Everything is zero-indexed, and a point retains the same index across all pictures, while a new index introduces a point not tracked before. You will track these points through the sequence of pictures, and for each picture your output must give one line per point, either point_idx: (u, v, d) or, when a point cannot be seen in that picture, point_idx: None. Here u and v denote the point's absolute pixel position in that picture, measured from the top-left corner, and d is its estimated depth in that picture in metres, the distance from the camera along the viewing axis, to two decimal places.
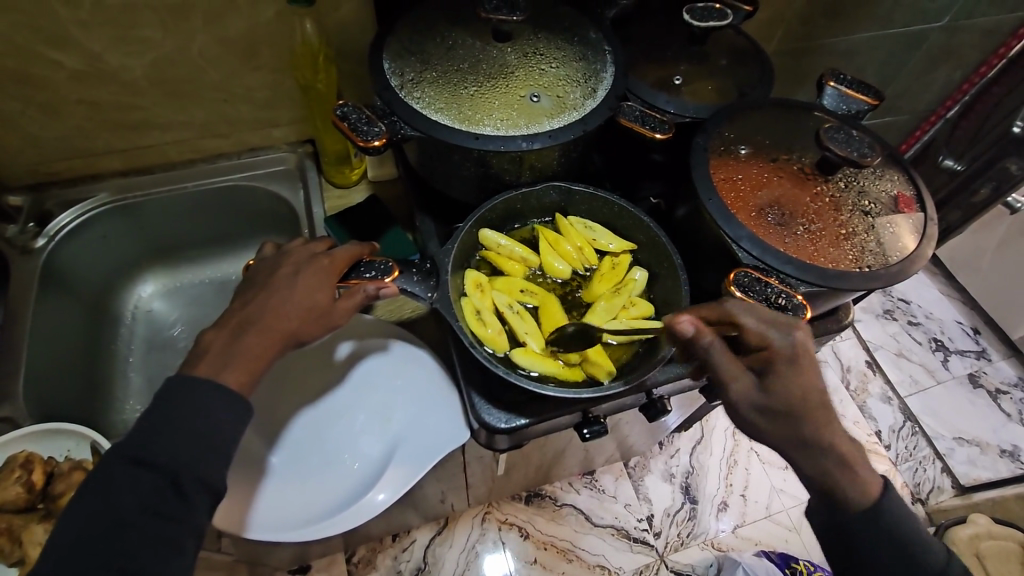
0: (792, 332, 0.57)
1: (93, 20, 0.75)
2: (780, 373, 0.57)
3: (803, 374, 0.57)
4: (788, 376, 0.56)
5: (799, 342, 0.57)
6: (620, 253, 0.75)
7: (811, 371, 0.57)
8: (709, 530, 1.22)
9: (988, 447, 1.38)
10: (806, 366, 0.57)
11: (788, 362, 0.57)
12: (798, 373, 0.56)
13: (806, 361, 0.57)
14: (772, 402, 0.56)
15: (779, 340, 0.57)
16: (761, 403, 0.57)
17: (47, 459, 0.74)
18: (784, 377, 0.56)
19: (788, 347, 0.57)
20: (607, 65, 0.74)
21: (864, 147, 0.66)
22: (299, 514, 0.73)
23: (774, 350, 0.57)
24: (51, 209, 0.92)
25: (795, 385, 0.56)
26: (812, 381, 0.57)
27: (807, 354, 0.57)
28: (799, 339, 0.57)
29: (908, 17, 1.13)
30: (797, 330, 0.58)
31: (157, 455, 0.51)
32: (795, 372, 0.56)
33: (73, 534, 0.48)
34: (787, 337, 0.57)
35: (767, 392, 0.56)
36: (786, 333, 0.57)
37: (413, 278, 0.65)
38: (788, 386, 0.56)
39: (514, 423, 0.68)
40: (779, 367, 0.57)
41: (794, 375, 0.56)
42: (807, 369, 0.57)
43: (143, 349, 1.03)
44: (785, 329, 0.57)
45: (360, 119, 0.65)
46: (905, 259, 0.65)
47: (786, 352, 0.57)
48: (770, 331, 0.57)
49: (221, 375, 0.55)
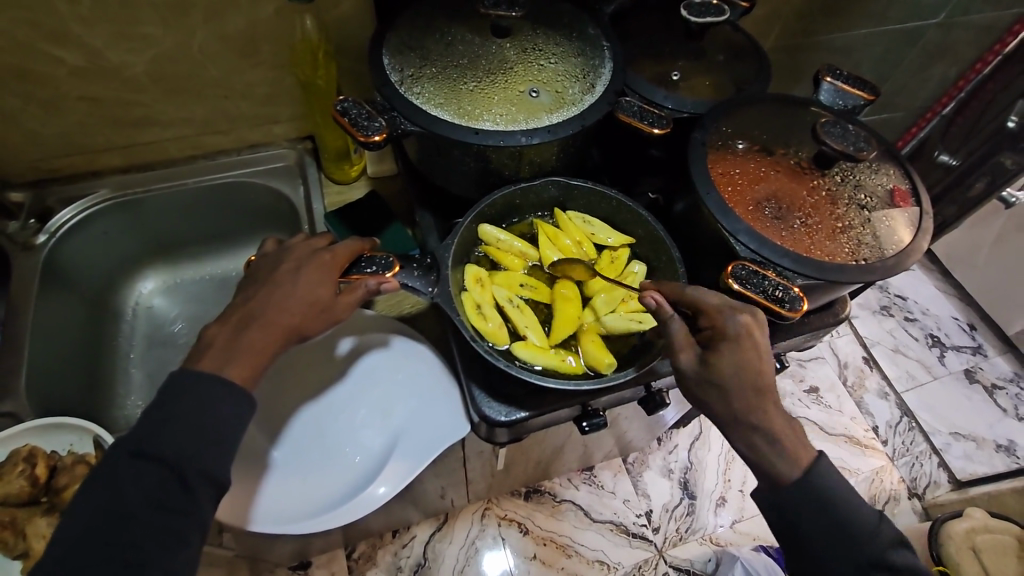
0: (741, 315, 0.59)
1: (94, 16, 0.75)
2: (721, 351, 0.57)
3: (743, 356, 0.57)
4: (727, 355, 0.57)
5: (741, 323, 0.58)
6: (618, 247, 0.75)
7: (751, 354, 0.57)
8: (708, 525, 1.22)
9: (984, 442, 1.39)
10: (746, 349, 0.57)
11: (732, 343, 0.58)
12: (737, 353, 0.57)
13: (747, 343, 0.58)
14: (710, 378, 0.57)
15: (726, 320, 0.59)
16: (701, 377, 0.57)
17: (50, 453, 0.74)
18: (724, 354, 0.57)
19: (730, 327, 0.58)
20: (606, 61, 0.75)
21: (860, 141, 0.67)
22: (300, 508, 0.73)
23: (720, 329, 0.59)
24: (52, 205, 0.93)
25: (733, 364, 0.57)
26: (752, 362, 0.57)
27: (750, 338, 0.58)
28: (744, 322, 0.58)
29: (904, 14, 1.14)
30: (744, 314, 0.59)
31: (162, 449, 0.51)
32: (735, 352, 0.57)
33: (81, 526, 0.49)
34: (732, 319, 0.59)
35: (708, 367, 0.57)
36: (733, 315, 0.59)
37: (413, 273, 0.65)
38: (727, 365, 0.57)
39: (514, 416, 0.69)
40: (721, 345, 0.58)
41: (733, 355, 0.57)
42: (747, 351, 0.57)
43: (144, 345, 1.03)
44: (732, 312, 0.59)
45: (360, 114, 0.66)
46: (900, 252, 0.66)
47: (729, 332, 0.58)
48: (719, 312, 0.59)
49: (223, 370, 0.56)
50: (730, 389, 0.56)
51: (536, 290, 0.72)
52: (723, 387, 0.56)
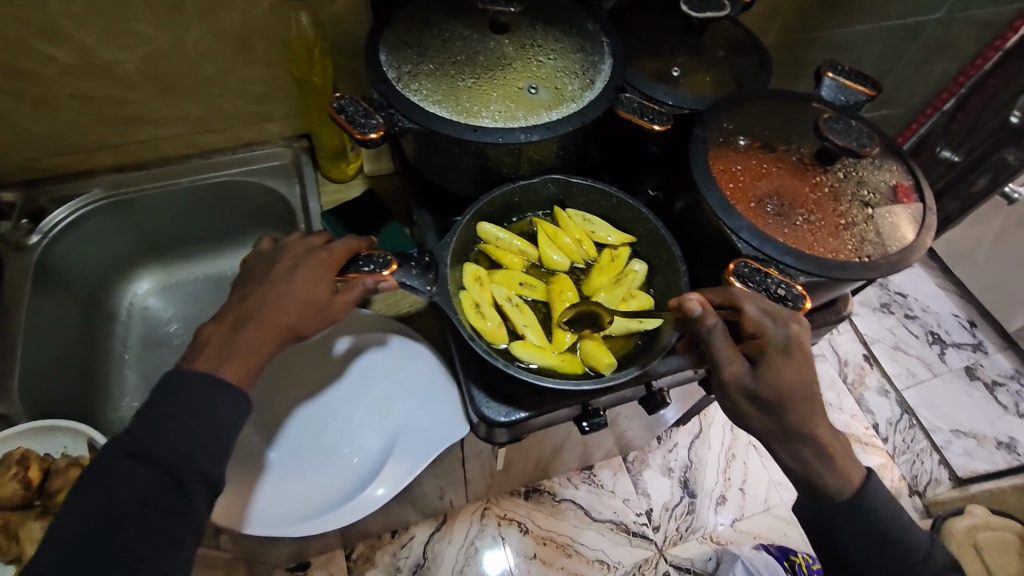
0: (789, 324, 0.57)
1: (86, 12, 0.74)
2: (773, 362, 0.56)
3: (794, 368, 0.57)
4: (780, 368, 0.56)
5: (792, 335, 0.57)
6: (619, 245, 0.74)
7: (801, 365, 0.57)
8: (708, 524, 1.22)
9: (985, 439, 1.39)
10: (798, 360, 0.57)
11: (781, 354, 0.57)
12: (790, 366, 0.56)
13: (797, 354, 0.57)
14: (762, 393, 0.56)
15: (774, 330, 0.57)
16: (752, 391, 0.56)
17: (43, 456, 0.73)
18: (777, 368, 0.56)
19: (782, 340, 0.57)
20: (605, 57, 0.74)
21: (863, 137, 0.66)
22: (297, 510, 0.72)
23: (769, 341, 0.57)
24: (44, 205, 0.92)
25: (786, 377, 0.56)
26: (803, 373, 0.57)
27: (800, 349, 0.57)
28: (794, 333, 0.57)
29: (904, 10, 1.13)
30: (793, 324, 0.57)
31: (156, 449, 0.51)
32: (786, 364, 0.56)
33: (74, 529, 0.48)
34: (783, 330, 0.57)
35: (759, 379, 0.56)
36: (782, 325, 0.57)
37: (412, 271, 0.64)
38: (780, 379, 0.56)
39: (514, 417, 0.68)
40: (772, 356, 0.56)
41: (786, 368, 0.56)
42: (798, 362, 0.57)
43: (139, 346, 1.02)
44: (782, 322, 0.57)
45: (357, 111, 0.65)
46: (904, 249, 0.65)
47: (780, 343, 0.57)
48: (768, 322, 0.57)
49: (219, 369, 0.55)
50: (781, 403, 0.56)
51: (536, 289, 0.71)
52: (775, 401, 0.56)
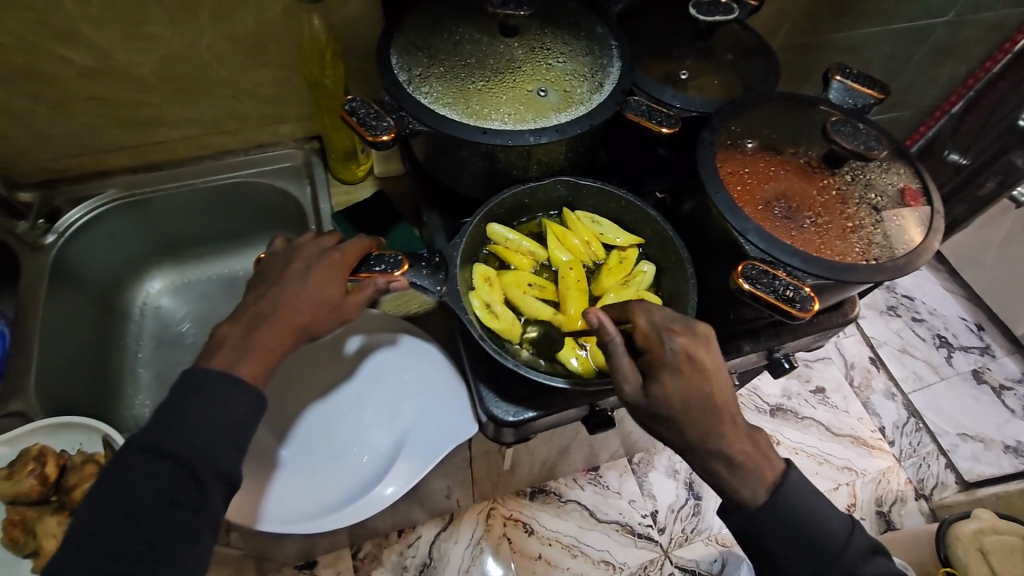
0: (678, 338, 0.56)
1: (104, 16, 0.75)
2: (663, 380, 0.55)
3: (686, 382, 0.55)
4: (668, 383, 0.55)
5: (679, 348, 0.56)
6: (626, 247, 0.76)
7: (695, 381, 0.55)
8: (714, 526, 1.22)
9: (992, 443, 1.38)
10: (689, 375, 0.55)
11: (670, 370, 0.55)
12: (679, 382, 0.55)
13: (688, 370, 0.55)
14: (656, 409, 0.55)
15: (660, 347, 0.56)
16: (647, 407, 0.56)
17: (59, 452, 0.74)
18: (666, 384, 0.55)
19: (667, 355, 0.55)
20: (614, 61, 0.74)
21: (871, 140, 0.67)
22: (309, 507, 0.73)
23: (657, 355, 0.56)
24: (61, 205, 0.93)
25: (677, 394, 0.55)
26: (701, 389, 0.55)
27: (690, 362, 0.55)
28: (682, 347, 0.56)
29: (912, 13, 1.14)
30: (680, 338, 0.56)
31: (175, 446, 0.51)
32: (676, 380, 0.55)
33: (94, 522, 0.49)
34: (668, 344, 0.56)
35: (653, 398, 0.55)
36: (670, 340, 0.56)
37: (422, 271, 0.65)
38: (670, 395, 0.55)
39: (522, 416, 0.69)
40: (663, 373, 0.55)
41: (675, 383, 0.55)
42: (688, 378, 0.55)
43: (152, 344, 1.03)
44: (668, 335, 0.56)
45: (368, 114, 0.65)
46: (911, 252, 0.66)
47: (666, 360, 0.55)
48: (655, 335, 0.57)
49: (236, 367, 0.56)
50: (677, 419, 0.55)
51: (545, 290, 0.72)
52: (672, 418, 0.55)
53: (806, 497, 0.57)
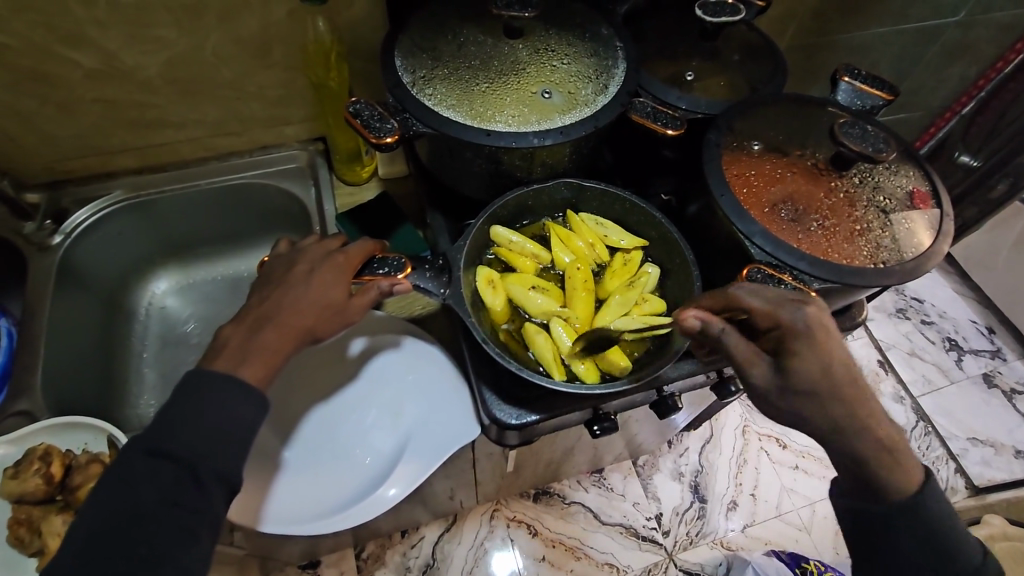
0: (802, 308, 0.54)
1: (111, 18, 0.76)
2: (799, 354, 0.53)
3: (823, 349, 0.53)
4: (807, 353, 0.53)
5: (810, 317, 0.54)
6: (631, 249, 0.75)
7: (831, 348, 0.53)
8: (718, 529, 1.21)
9: (1003, 448, 1.37)
10: (824, 343, 0.53)
11: (805, 341, 0.53)
12: (817, 351, 0.53)
13: (824, 336, 0.53)
14: (795, 387, 0.53)
15: (791, 318, 0.54)
16: (784, 390, 0.53)
17: (65, 452, 0.75)
18: (804, 357, 0.53)
19: (801, 323, 0.54)
20: (619, 62, 0.74)
21: (879, 142, 0.66)
22: (310, 509, 0.73)
23: (786, 328, 0.54)
24: (67, 206, 0.94)
25: (817, 365, 0.53)
26: (839, 355, 0.53)
27: (824, 331, 0.53)
28: (810, 315, 0.54)
29: (923, 13, 1.12)
30: (807, 305, 0.54)
31: (176, 447, 0.51)
32: (814, 350, 0.53)
33: (96, 523, 0.49)
34: (797, 312, 0.54)
35: (787, 377, 0.53)
36: (797, 310, 0.54)
37: (425, 274, 0.65)
38: (810, 367, 0.53)
39: (525, 419, 0.68)
40: (796, 347, 0.53)
41: (814, 352, 0.53)
42: (825, 344, 0.53)
43: (156, 345, 1.04)
44: (795, 304, 0.54)
45: (372, 115, 0.65)
46: (920, 256, 0.65)
47: (799, 331, 0.53)
48: (779, 309, 0.54)
49: (237, 369, 0.56)
50: (819, 393, 0.53)
51: (548, 292, 0.71)
52: (814, 394, 0.53)
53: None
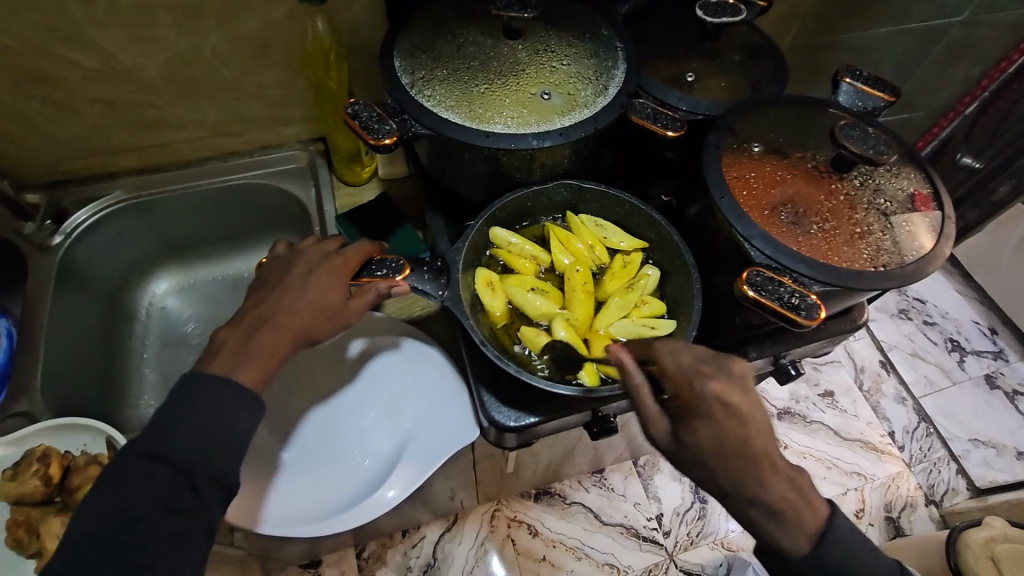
0: (710, 380, 0.52)
1: (109, 19, 0.75)
2: (696, 427, 0.52)
3: (723, 426, 0.51)
4: (702, 430, 0.51)
5: (714, 392, 0.52)
6: (631, 251, 0.75)
7: (732, 426, 0.52)
8: (719, 530, 1.21)
9: (1005, 449, 1.36)
10: (726, 421, 0.52)
11: (706, 415, 0.52)
12: (715, 427, 0.51)
13: (728, 412, 0.52)
14: (688, 454, 0.52)
15: (698, 388, 0.52)
16: (675, 452, 0.53)
17: (63, 453, 0.75)
18: (699, 430, 0.52)
19: (702, 398, 0.52)
20: (619, 62, 0.74)
21: (880, 144, 0.66)
22: (309, 511, 0.73)
23: (689, 398, 0.52)
24: (67, 207, 0.94)
25: (711, 440, 0.51)
26: (740, 434, 0.52)
27: (728, 408, 0.52)
28: (716, 389, 0.52)
29: (926, 12, 1.12)
30: (714, 379, 0.52)
31: (171, 451, 0.51)
32: (711, 425, 0.51)
33: (90, 527, 0.49)
34: (703, 387, 0.52)
35: (682, 444, 0.52)
36: (704, 383, 0.52)
37: (424, 276, 0.65)
38: (705, 440, 0.51)
39: (523, 422, 0.68)
40: (697, 419, 0.52)
41: (709, 430, 0.51)
42: (726, 424, 0.51)
43: (157, 345, 1.04)
44: (704, 379, 0.52)
45: (371, 117, 0.65)
46: (921, 258, 0.64)
47: (699, 405, 0.52)
48: (691, 376, 0.53)
49: (234, 372, 0.56)
50: (710, 464, 0.52)
51: (548, 293, 0.71)
52: (704, 465, 0.52)
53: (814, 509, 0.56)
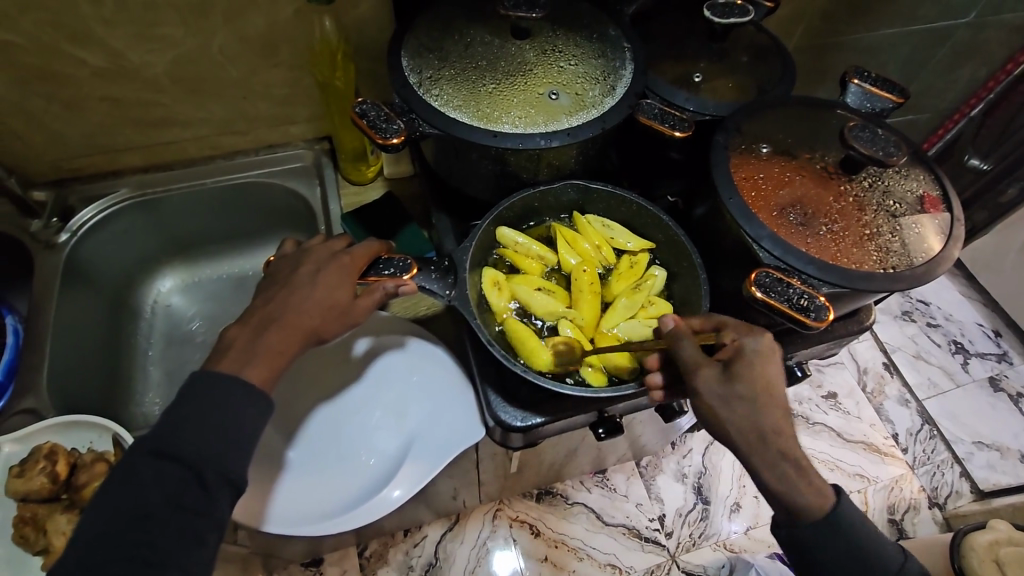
0: (762, 334, 0.60)
1: (117, 17, 0.75)
2: (744, 366, 0.57)
3: (768, 370, 0.58)
4: (751, 368, 0.57)
5: (763, 342, 0.59)
6: (637, 252, 0.75)
7: None
8: (721, 531, 1.21)
9: (1009, 452, 1.36)
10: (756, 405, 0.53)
11: (753, 357, 0.58)
12: (762, 370, 0.57)
13: (771, 362, 0.59)
14: (730, 396, 0.56)
15: (746, 338, 0.59)
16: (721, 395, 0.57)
17: (69, 450, 0.75)
18: (748, 369, 0.57)
19: (752, 344, 0.59)
20: (626, 63, 0.73)
21: (890, 145, 0.65)
22: (314, 510, 0.73)
23: (740, 346, 0.59)
24: (73, 204, 0.94)
25: (758, 380, 0.57)
26: (778, 380, 0.58)
27: (771, 356, 0.59)
28: (766, 342, 0.59)
29: (932, 13, 1.11)
30: (764, 335, 0.60)
31: (180, 449, 0.51)
32: (760, 368, 0.57)
33: (98, 526, 0.49)
34: (751, 337, 0.59)
35: (730, 383, 0.57)
36: (754, 334, 0.60)
37: (431, 276, 0.65)
38: (753, 379, 0.57)
39: (529, 422, 0.68)
40: (744, 361, 0.58)
41: (756, 370, 0.57)
42: (771, 369, 0.58)
43: (162, 343, 1.04)
44: (751, 332, 0.60)
45: (379, 116, 0.65)
46: (930, 261, 0.64)
47: (750, 348, 0.58)
48: (739, 331, 0.60)
49: (243, 370, 0.56)
50: None
51: (551, 293, 0.71)
52: None
53: (814, 513, 0.57)
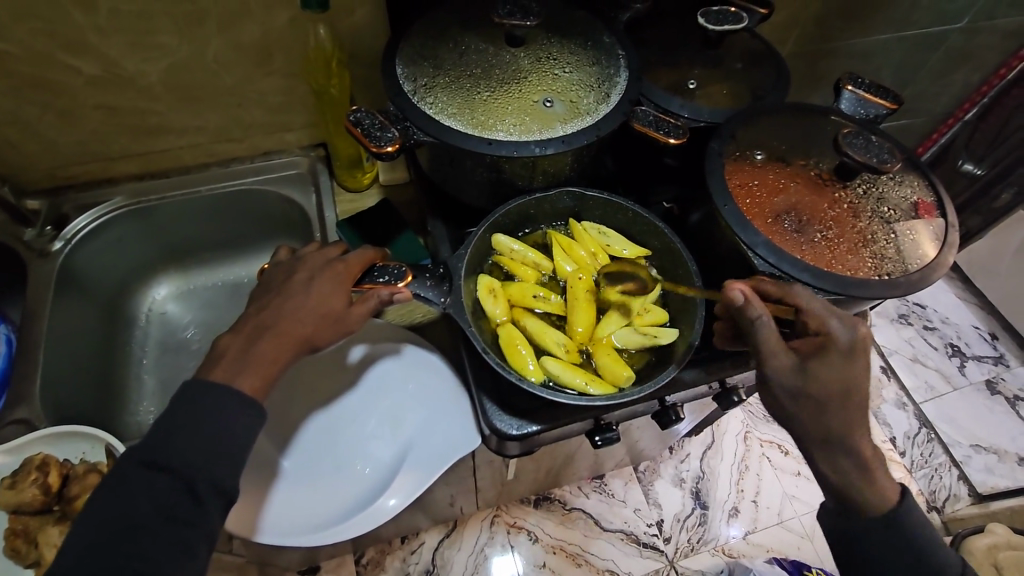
0: (856, 326, 0.57)
1: (111, 26, 0.75)
2: (831, 361, 0.56)
3: (852, 368, 0.57)
4: (835, 366, 0.56)
5: (858, 336, 0.57)
6: (633, 259, 0.74)
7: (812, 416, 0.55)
8: (720, 536, 1.20)
9: (1006, 455, 1.36)
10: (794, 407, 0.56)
11: (842, 353, 0.57)
12: (844, 366, 0.56)
13: (860, 357, 0.57)
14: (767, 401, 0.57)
15: (839, 330, 0.57)
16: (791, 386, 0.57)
17: (62, 461, 0.75)
18: (832, 365, 0.56)
19: (844, 337, 0.57)
20: (621, 70, 0.73)
21: (884, 152, 0.65)
22: (308, 520, 0.73)
23: (827, 339, 0.57)
24: (67, 213, 0.93)
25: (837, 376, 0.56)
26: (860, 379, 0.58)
27: (863, 350, 0.57)
28: (857, 335, 0.57)
29: (926, 19, 1.12)
30: (860, 326, 0.58)
31: (170, 459, 0.51)
32: (843, 365, 0.56)
33: (88, 538, 0.48)
34: (844, 330, 0.57)
35: (807, 377, 0.56)
36: (849, 327, 0.57)
37: (426, 283, 0.65)
38: (832, 377, 0.56)
39: (525, 430, 0.68)
40: (831, 354, 0.56)
41: (841, 367, 0.56)
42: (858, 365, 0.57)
43: (156, 351, 1.03)
44: (848, 325, 0.57)
45: (373, 124, 0.65)
46: (924, 267, 0.64)
47: (842, 343, 0.57)
48: (830, 318, 0.58)
49: (235, 380, 0.56)
50: None
51: (547, 299, 0.71)
52: None
53: None
